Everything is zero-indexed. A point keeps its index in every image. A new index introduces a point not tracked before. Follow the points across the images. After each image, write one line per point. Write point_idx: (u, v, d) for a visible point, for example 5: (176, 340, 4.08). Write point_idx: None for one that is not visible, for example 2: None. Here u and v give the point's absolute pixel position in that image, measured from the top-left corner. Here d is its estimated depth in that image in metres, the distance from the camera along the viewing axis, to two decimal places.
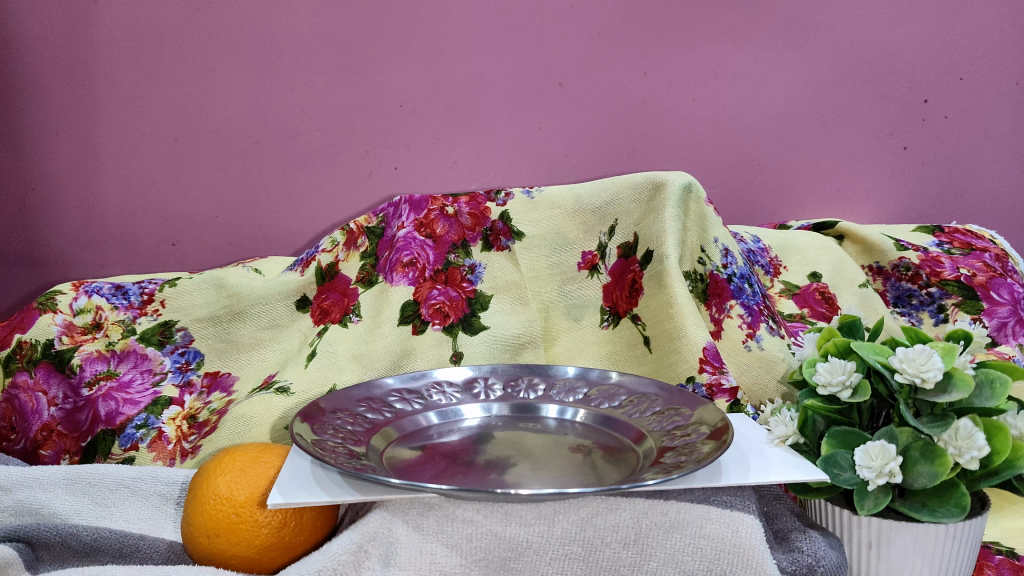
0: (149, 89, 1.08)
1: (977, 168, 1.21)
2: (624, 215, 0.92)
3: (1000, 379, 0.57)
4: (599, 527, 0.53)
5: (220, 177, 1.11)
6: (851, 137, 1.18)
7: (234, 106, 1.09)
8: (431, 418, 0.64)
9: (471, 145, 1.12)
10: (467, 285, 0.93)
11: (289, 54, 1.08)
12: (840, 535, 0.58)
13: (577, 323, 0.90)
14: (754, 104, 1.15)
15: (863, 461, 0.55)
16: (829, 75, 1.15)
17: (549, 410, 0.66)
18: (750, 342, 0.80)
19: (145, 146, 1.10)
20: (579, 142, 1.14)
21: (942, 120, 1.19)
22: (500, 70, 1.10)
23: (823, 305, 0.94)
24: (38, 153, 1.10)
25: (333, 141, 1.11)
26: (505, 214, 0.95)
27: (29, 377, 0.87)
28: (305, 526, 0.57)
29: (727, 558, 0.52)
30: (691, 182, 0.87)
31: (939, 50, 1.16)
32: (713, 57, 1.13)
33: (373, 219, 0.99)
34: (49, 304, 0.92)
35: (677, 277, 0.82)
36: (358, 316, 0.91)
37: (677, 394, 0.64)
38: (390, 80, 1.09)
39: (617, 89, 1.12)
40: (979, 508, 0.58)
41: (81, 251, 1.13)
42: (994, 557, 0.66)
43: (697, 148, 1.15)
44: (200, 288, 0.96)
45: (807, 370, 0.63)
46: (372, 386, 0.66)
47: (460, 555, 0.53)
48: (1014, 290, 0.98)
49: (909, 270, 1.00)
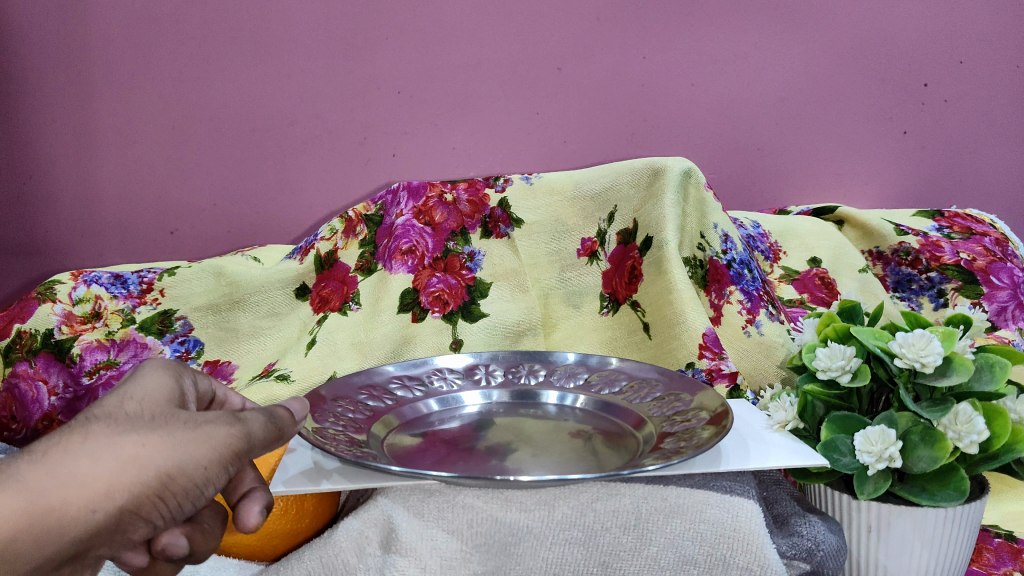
0: (146, 75, 1.08)
1: (977, 152, 1.20)
2: (623, 201, 0.91)
3: (1000, 363, 0.57)
4: (599, 511, 0.53)
5: (219, 164, 1.11)
6: (850, 122, 1.17)
7: (231, 93, 1.08)
8: (432, 405, 0.64)
9: (470, 131, 1.12)
10: (467, 273, 0.93)
11: (286, 40, 1.07)
12: (839, 519, 0.59)
13: (577, 309, 0.90)
14: (754, 88, 1.14)
15: (863, 446, 0.55)
16: (829, 58, 1.14)
17: (549, 397, 0.66)
18: (750, 327, 0.79)
19: (142, 133, 1.10)
20: (578, 128, 1.13)
21: (942, 103, 1.18)
22: (499, 55, 1.09)
23: (823, 291, 0.94)
24: (36, 141, 1.10)
25: (331, 128, 1.10)
26: (505, 202, 0.95)
27: (29, 366, 0.87)
28: (308, 512, 0.57)
29: (727, 542, 0.52)
30: (690, 167, 0.87)
31: (939, 33, 1.15)
32: (713, 40, 1.12)
33: (372, 207, 0.99)
34: (48, 293, 0.92)
35: (676, 263, 0.81)
36: (358, 304, 0.91)
37: (677, 379, 0.64)
38: (387, 66, 1.08)
39: (616, 74, 1.11)
40: (978, 491, 0.59)
41: (80, 240, 1.13)
42: (993, 541, 0.66)
43: (697, 133, 1.15)
44: (200, 277, 0.95)
45: (807, 355, 0.63)
46: (373, 373, 0.66)
47: (461, 541, 0.52)
48: (1014, 275, 0.97)
49: (908, 254, 1.00)
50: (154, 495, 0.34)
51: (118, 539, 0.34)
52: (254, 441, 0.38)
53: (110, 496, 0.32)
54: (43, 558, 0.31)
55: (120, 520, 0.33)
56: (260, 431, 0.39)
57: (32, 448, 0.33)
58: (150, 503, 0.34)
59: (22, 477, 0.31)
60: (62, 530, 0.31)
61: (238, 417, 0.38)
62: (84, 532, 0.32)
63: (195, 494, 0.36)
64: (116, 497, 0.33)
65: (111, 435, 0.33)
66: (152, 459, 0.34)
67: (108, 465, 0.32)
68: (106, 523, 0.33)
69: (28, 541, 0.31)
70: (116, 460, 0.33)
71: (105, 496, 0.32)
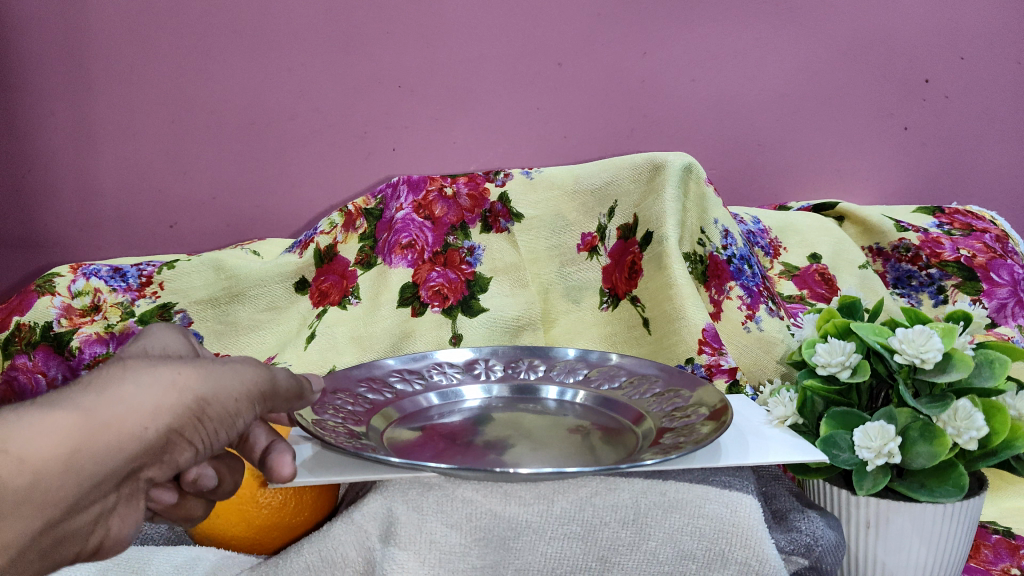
0: (145, 68, 1.07)
1: (977, 149, 1.20)
2: (623, 196, 0.91)
3: (1000, 359, 0.58)
4: (597, 506, 0.53)
5: (219, 157, 1.11)
6: (851, 118, 1.17)
7: (231, 86, 1.08)
8: (433, 399, 0.64)
9: (470, 126, 1.12)
10: (467, 267, 0.93)
11: (286, 34, 1.07)
12: (838, 515, 0.59)
13: (577, 305, 0.90)
14: (754, 84, 1.14)
15: (863, 441, 0.55)
16: (830, 54, 1.14)
17: (549, 391, 0.66)
18: (750, 323, 0.79)
19: (142, 126, 1.09)
20: (579, 123, 1.13)
21: (943, 100, 1.17)
22: (499, 49, 1.09)
23: (823, 286, 0.94)
24: (35, 133, 1.10)
25: (331, 122, 1.10)
26: (505, 196, 0.94)
27: (29, 360, 0.88)
28: (306, 506, 0.57)
29: (726, 537, 0.52)
30: (691, 162, 0.87)
31: (940, 30, 1.15)
32: (714, 35, 1.11)
33: (372, 201, 0.98)
34: (47, 286, 0.91)
35: (676, 258, 0.81)
36: (357, 298, 0.91)
37: (677, 375, 0.64)
38: (387, 60, 1.08)
39: (617, 69, 1.11)
40: (978, 487, 0.59)
41: (79, 233, 1.13)
42: (992, 537, 0.67)
43: (697, 128, 1.15)
44: (199, 270, 0.95)
45: (807, 351, 0.63)
46: (373, 366, 0.66)
47: (461, 534, 0.52)
48: (1014, 271, 0.97)
49: (908, 251, 0.99)
50: (196, 418, 0.37)
51: (165, 460, 0.37)
52: (274, 387, 0.43)
53: (157, 417, 0.35)
54: (99, 473, 0.34)
55: (168, 440, 0.36)
56: (279, 378, 0.43)
57: (77, 381, 0.35)
58: (191, 427, 0.37)
59: (75, 401, 0.34)
60: (117, 447, 0.34)
61: (259, 362, 0.42)
62: (135, 450, 0.35)
63: (229, 422, 0.39)
64: (163, 417, 0.36)
65: (150, 366, 0.36)
66: (192, 385, 0.37)
67: (153, 388, 0.36)
68: (154, 444, 0.36)
69: (91, 456, 0.33)
70: (160, 386, 0.36)
71: (153, 415, 0.35)
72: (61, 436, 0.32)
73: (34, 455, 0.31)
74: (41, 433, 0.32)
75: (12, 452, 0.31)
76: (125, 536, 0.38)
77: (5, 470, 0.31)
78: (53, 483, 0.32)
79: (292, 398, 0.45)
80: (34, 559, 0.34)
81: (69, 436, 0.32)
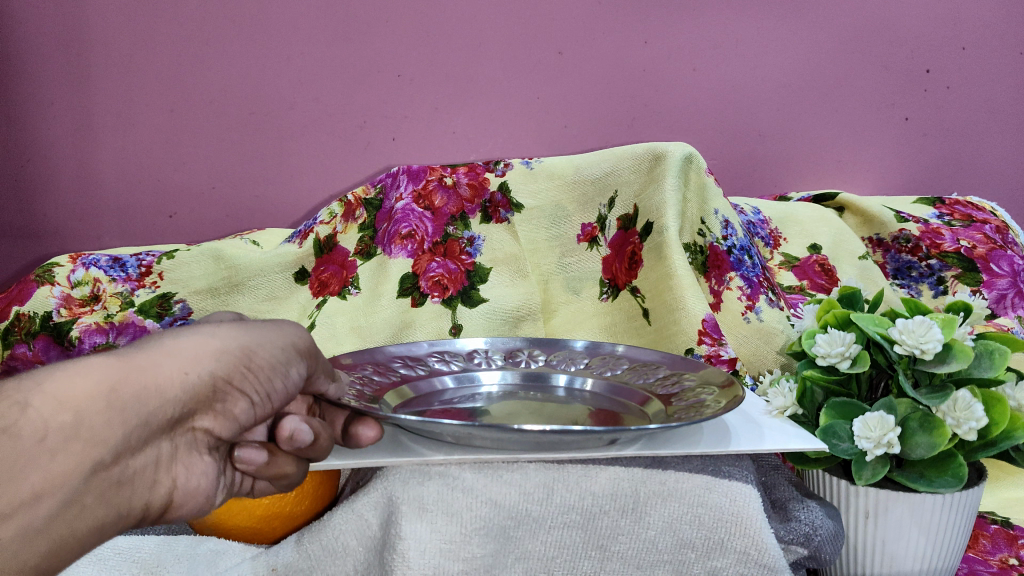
0: (144, 57, 1.07)
1: (978, 139, 1.20)
2: (624, 186, 0.90)
3: (999, 350, 0.58)
4: (597, 495, 0.52)
5: (218, 148, 1.10)
6: (851, 108, 1.16)
7: (230, 75, 1.07)
8: (447, 382, 0.65)
9: (470, 115, 1.11)
10: (467, 258, 0.92)
11: (285, 22, 1.06)
12: (837, 504, 0.59)
13: (576, 295, 0.90)
14: (755, 74, 1.13)
15: (862, 431, 0.55)
16: (831, 44, 1.13)
17: (559, 379, 0.66)
18: (750, 313, 0.79)
19: (141, 116, 1.09)
20: (579, 112, 1.12)
21: (943, 91, 1.17)
22: (499, 38, 1.08)
23: (823, 277, 0.94)
24: (33, 123, 1.09)
25: (330, 112, 1.09)
26: (505, 186, 0.94)
27: (28, 349, 0.89)
28: (307, 495, 0.57)
29: (725, 527, 0.52)
30: (691, 153, 0.87)
31: (941, 19, 1.14)
32: (715, 24, 1.11)
33: (372, 190, 0.99)
34: (47, 276, 0.91)
35: (676, 249, 0.81)
36: (357, 289, 0.91)
37: (680, 361, 0.65)
38: (386, 49, 1.07)
39: (617, 59, 1.10)
40: (977, 477, 0.59)
41: (78, 223, 1.13)
42: (989, 527, 0.67)
43: (697, 118, 1.14)
44: (198, 260, 0.95)
45: (807, 341, 0.63)
46: (376, 352, 0.67)
47: (460, 524, 0.51)
48: (1014, 262, 0.97)
49: (908, 241, 0.99)
50: (242, 364, 0.36)
51: (219, 409, 0.36)
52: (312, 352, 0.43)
53: (201, 361, 0.35)
54: (146, 414, 0.32)
55: (216, 385, 0.35)
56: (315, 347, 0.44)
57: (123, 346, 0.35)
58: (239, 375, 0.36)
59: (116, 352, 0.33)
60: (162, 388, 0.33)
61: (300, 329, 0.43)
62: (182, 394, 0.34)
63: (279, 372, 0.39)
64: (206, 362, 0.35)
65: (190, 327, 0.37)
66: (231, 336, 0.37)
67: (195, 338, 0.36)
68: (203, 390, 0.35)
69: (132, 393, 0.32)
70: (199, 337, 0.36)
71: (195, 360, 0.35)
72: (100, 375, 0.31)
73: (73, 393, 0.31)
74: (78, 375, 0.31)
75: (52, 393, 0.30)
76: (197, 489, 0.37)
77: (47, 409, 0.30)
78: (100, 424, 0.31)
79: (326, 377, 0.48)
80: (96, 508, 0.32)
81: (107, 374, 0.32)
